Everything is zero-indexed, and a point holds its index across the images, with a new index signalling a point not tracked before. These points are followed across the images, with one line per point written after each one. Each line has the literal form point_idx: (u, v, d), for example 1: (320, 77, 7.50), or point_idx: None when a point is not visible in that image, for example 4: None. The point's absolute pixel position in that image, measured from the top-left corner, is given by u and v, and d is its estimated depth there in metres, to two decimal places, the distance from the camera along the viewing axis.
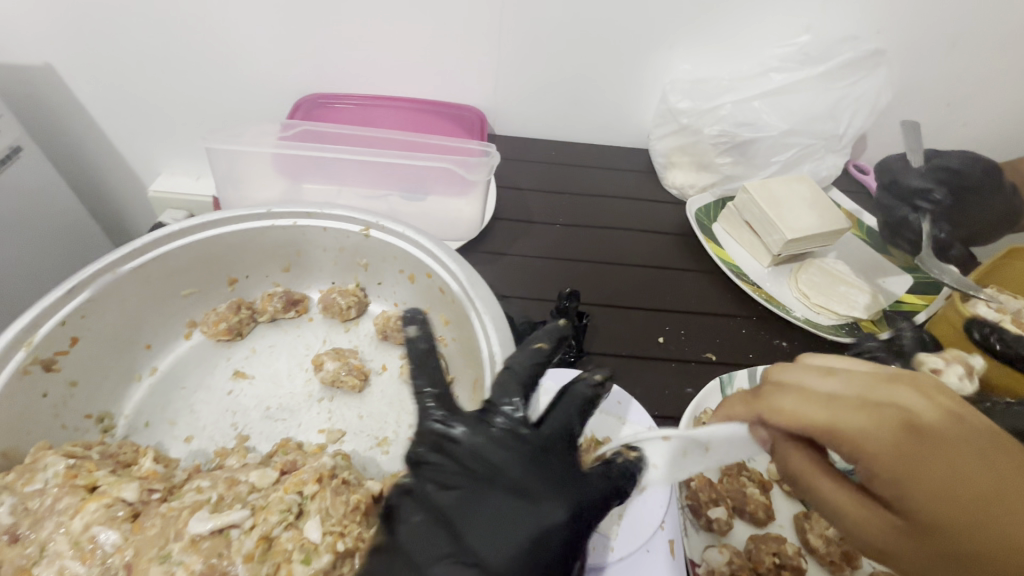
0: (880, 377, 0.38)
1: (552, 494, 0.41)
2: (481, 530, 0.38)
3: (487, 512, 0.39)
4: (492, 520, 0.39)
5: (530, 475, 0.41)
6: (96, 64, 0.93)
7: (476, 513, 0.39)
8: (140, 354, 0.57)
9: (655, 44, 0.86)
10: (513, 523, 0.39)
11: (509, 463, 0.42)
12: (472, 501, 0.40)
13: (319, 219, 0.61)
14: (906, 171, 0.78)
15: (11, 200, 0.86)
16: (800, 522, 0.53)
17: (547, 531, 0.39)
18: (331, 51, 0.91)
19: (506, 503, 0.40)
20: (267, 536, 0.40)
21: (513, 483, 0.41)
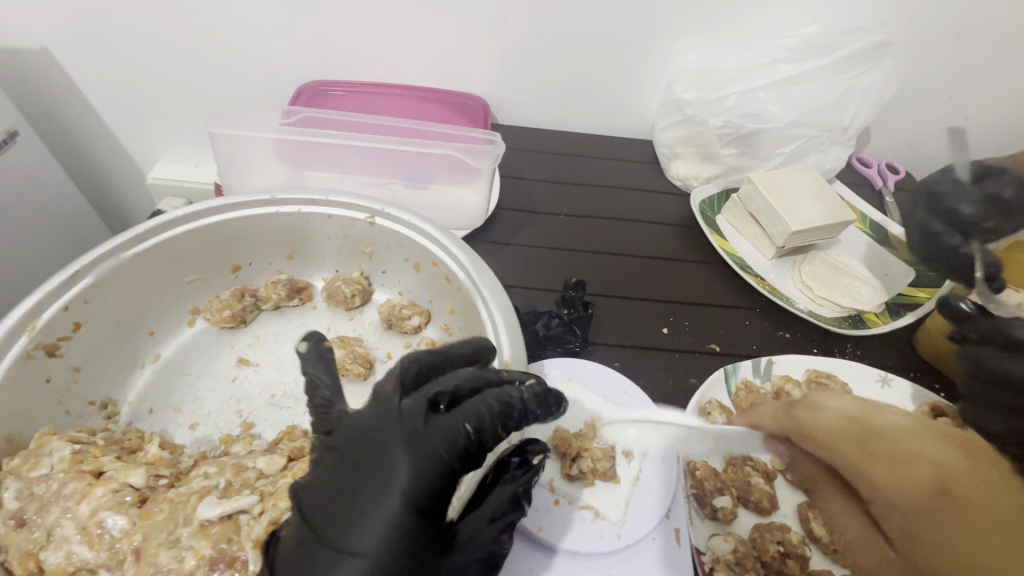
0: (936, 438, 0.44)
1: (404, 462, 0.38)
2: (340, 514, 0.37)
3: (338, 492, 0.38)
4: (355, 500, 0.38)
5: (383, 447, 0.39)
6: (91, 47, 0.91)
7: (338, 496, 0.38)
8: (142, 341, 0.57)
9: (661, 33, 0.86)
10: (368, 499, 0.37)
11: (364, 440, 0.40)
12: (333, 480, 0.39)
13: (323, 207, 0.60)
14: (957, 195, 0.69)
15: (8, 186, 0.85)
16: (805, 512, 0.54)
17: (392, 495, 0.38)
18: (333, 36, 0.90)
19: (360, 482, 0.38)
20: (277, 521, 0.40)
21: (361, 459, 0.39)
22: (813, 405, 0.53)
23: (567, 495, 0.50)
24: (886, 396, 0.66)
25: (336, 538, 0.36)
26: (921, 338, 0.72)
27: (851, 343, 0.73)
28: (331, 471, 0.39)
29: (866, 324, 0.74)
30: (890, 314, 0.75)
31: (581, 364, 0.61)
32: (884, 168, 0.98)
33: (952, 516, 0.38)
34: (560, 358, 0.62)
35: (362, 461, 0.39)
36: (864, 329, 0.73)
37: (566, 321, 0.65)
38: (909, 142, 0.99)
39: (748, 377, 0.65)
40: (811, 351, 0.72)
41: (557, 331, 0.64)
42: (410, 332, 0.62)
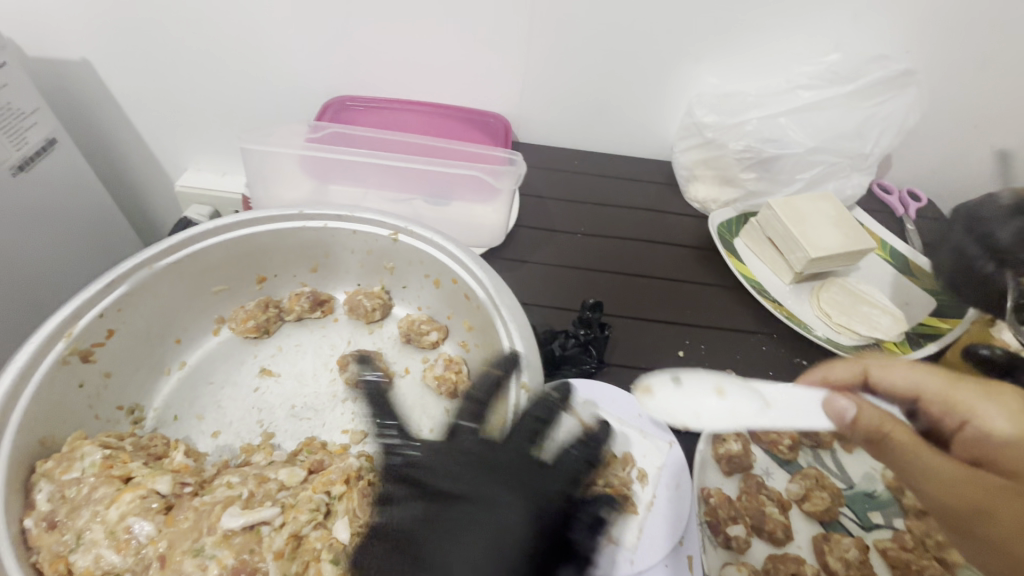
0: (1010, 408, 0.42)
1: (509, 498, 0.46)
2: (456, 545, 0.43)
3: (448, 533, 0.44)
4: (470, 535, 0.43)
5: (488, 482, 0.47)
6: (129, 59, 0.94)
7: (453, 532, 0.44)
8: (169, 349, 0.58)
9: (682, 57, 0.87)
10: (478, 530, 0.44)
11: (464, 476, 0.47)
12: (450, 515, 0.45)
13: (349, 223, 0.62)
14: (999, 219, 0.62)
15: (45, 193, 0.88)
16: (819, 544, 0.53)
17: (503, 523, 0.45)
18: (361, 55, 0.92)
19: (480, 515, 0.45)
20: (297, 534, 0.42)
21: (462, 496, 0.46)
22: (867, 362, 0.50)
23: None
24: None
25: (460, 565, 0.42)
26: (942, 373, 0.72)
27: None
28: (433, 504, 0.46)
29: (885, 355, 0.73)
30: (910, 344, 0.74)
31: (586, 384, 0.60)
32: (905, 196, 0.97)
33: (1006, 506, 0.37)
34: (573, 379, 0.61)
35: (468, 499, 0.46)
36: (884, 360, 0.73)
37: (582, 342, 0.65)
38: (931, 169, 0.98)
39: None
40: None
41: (573, 352, 0.65)
42: (428, 348, 0.63)
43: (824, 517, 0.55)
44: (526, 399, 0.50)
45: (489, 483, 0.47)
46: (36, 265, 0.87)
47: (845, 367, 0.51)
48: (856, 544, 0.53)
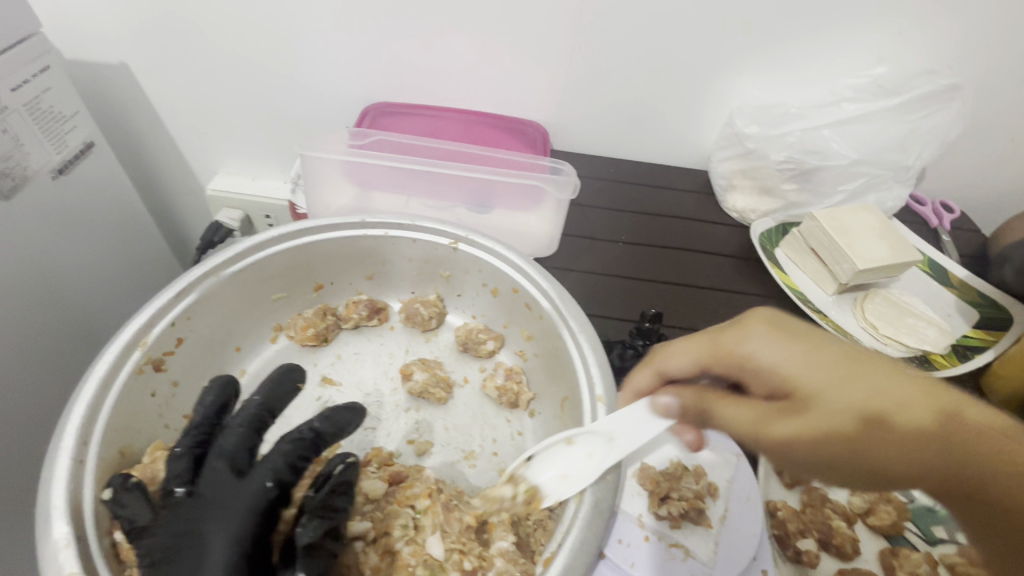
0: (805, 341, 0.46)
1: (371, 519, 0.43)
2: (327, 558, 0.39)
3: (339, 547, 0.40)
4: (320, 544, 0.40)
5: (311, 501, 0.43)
6: (167, 62, 0.94)
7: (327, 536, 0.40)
8: (230, 356, 0.58)
9: (724, 68, 0.87)
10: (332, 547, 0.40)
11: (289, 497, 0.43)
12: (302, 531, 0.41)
13: (410, 231, 0.62)
14: None
15: (83, 195, 0.88)
16: (888, 559, 0.53)
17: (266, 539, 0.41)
18: (402, 62, 0.92)
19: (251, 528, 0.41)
20: (389, 550, 0.45)
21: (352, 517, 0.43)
22: (653, 363, 0.51)
23: (655, 531, 0.49)
24: None
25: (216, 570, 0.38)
26: (991, 383, 0.71)
27: None
28: (196, 516, 0.41)
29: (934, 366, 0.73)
30: (957, 357, 0.75)
31: None
32: (940, 207, 0.98)
33: (908, 412, 0.43)
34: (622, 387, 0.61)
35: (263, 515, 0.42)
36: (933, 371, 0.73)
37: (642, 352, 0.64)
38: (966, 182, 0.99)
39: None
40: None
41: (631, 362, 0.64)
42: (485, 357, 0.63)
43: (890, 532, 0.55)
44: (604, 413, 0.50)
45: (205, 511, 0.41)
46: (74, 270, 0.87)
47: (639, 378, 0.51)
48: (926, 559, 0.52)
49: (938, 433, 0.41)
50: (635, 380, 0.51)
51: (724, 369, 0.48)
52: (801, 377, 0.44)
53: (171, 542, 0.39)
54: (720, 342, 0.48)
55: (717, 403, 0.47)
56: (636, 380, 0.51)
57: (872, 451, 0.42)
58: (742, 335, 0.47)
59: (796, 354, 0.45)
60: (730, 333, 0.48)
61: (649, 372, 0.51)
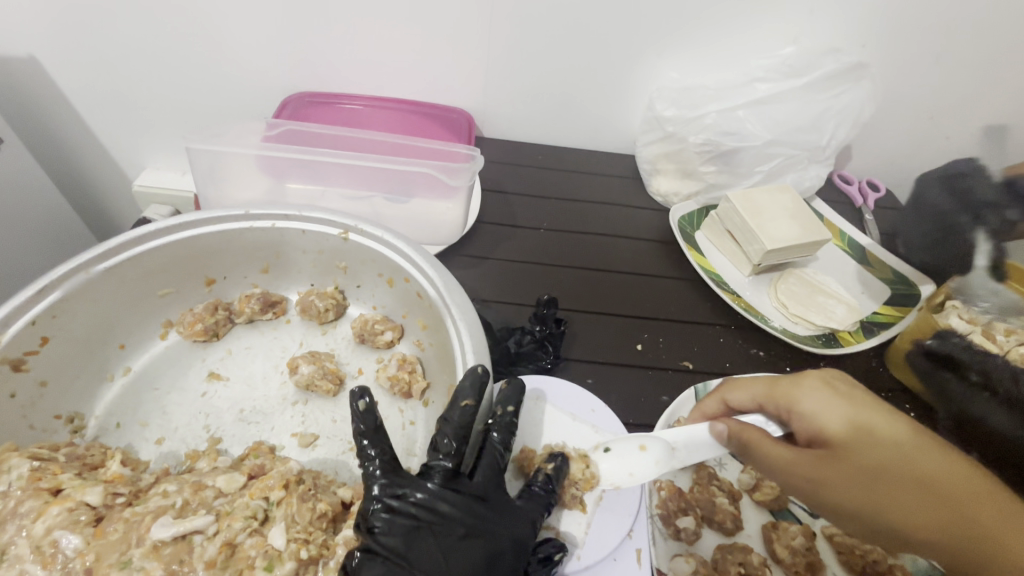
0: (839, 394, 0.48)
1: (494, 525, 0.44)
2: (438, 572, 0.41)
3: (446, 558, 0.41)
4: (446, 559, 0.41)
5: (484, 516, 0.44)
6: (78, 55, 0.91)
7: (428, 554, 0.41)
8: (112, 355, 0.57)
9: (643, 51, 0.86)
10: (466, 559, 0.42)
11: (460, 508, 0.44)
12: (422, 548, 0.42)
13: (298, 222, 0.61)
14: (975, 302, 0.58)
15: None
16: (767, 532, 0.54)
17: (500, 562, 0.43)
18: (318, 50, 0.90)
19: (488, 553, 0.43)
20: (230, 542, 0.41)
21: (470, 526, 0.43)
22: (722, 393, 0.55)
23: None
24: None
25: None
26: (893, 357, 0.72)
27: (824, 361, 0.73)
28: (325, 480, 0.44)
29: (839, 344, 0.75)
30: (864, 333, 0.76)
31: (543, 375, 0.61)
32: (864, 186, 0.99)
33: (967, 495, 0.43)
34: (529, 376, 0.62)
35: (479, 535, 0.43)
36: (837, 348, 0.74)
37: (538, 338, 0.66)
38: (887, 160, 1.00)
39: None
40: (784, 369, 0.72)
41: (529, 349, 0.66)
42: (382, 348, 0.63)
43: (773, 506, 0.56)
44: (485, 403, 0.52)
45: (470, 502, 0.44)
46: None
47: (706, 404, 0.57)
48: (802, 531, 0.54)
49: (967, 502, 0.43)
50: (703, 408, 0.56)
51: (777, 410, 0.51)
52: (840, 431, 0.46)
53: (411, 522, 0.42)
54: (777, 387, 0.51)
55: (757, 436, 0.48)
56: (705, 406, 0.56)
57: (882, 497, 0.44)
58: (797, 385, 0.50)
59: (841, 407, 0.47)
60: (784, 382, 0.51)
61: (717, 400, 0.56)
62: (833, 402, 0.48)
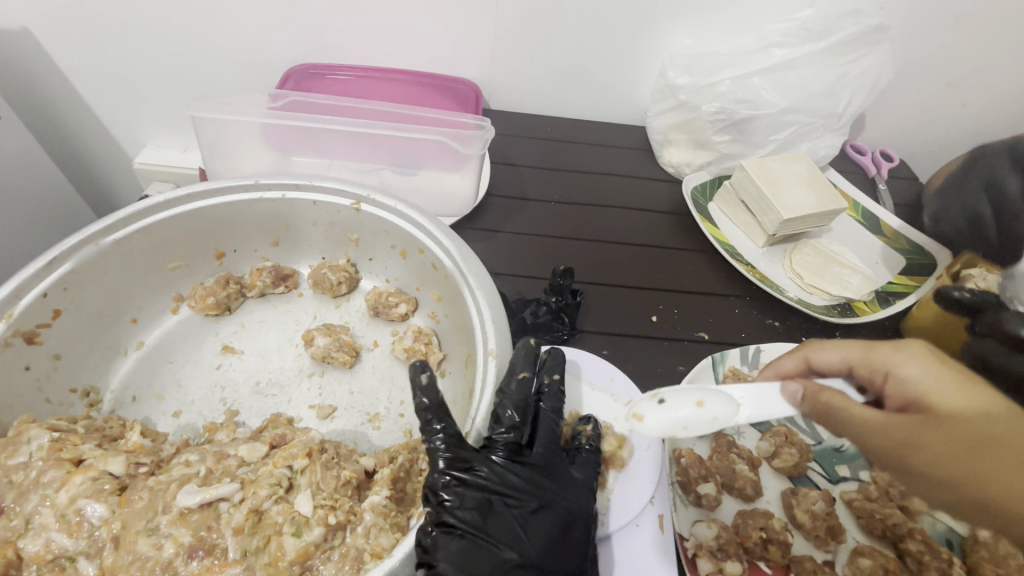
0: (937, 363, 0.46)
1: (567, 494, 0.46)
2: (518, 541, 0.42)
3: (519, 526, 0.42)
4: (524, 530, 0.42)
5: (549, 485, 0.46)
6: (70, 25, 0.87)
7: (503, 527, 0.42)
8: (125, 329, 0.58)
9: (656, 16, 0.84)
10: (541, 527, 0.43)
11: (531, 480, 0.45)
12: (497, 520, 0.42)
13: (309, 193, 0.60)
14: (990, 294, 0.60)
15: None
16: (788, 498, 0.54)
17: (575, 524, 0.45)
18: (321, 19, 0.87)
19: (557, 516, 0.44)
20: (256, 509, 0.41)
21: (543, 496, 0.45)
22: (804, 351, 0.51)
23: None
24: None
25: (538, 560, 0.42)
26: (908, 325, 0.72)
27: (839, 331, 0.73)
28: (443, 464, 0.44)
29: (855, 313, 0.74)
30: (879, 303, 0.75)
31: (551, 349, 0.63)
32: (878, 156, 0.97)
33: None
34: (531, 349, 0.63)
35: (550, 502, 0.45)
36: (854, 318, 0.73)
37: (554, 309, 0.66)
38: (902, 128, 0.98)
39: (737, 364, 0.65)
40: (800, 339, 0.72)
41: (545, 320, 0.65)
42: (397, 321, 0.63)
43: (793, 472, 0.57)
44: (495, 368, 0.49)
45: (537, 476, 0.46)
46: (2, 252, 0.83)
47: (788, 361, 0.52)
48: (824, 496, 0.54)
49: None
50: (787, 366, 0.52)
51: (868, 375, 0.48)
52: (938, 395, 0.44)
53: (477, 503, 0.42)
54: (871, 349, 0.48)
55: (836, 394, 0.44)
56: (783, 362, 0.52)
57: (974, 465, 0.41)
58: (897, 350, 0.47)
59: (944, 378, 0.45)
60: (881, 346, 0.48)
61: (800, 358, 0.51)
62: (932, 370, 0.45)
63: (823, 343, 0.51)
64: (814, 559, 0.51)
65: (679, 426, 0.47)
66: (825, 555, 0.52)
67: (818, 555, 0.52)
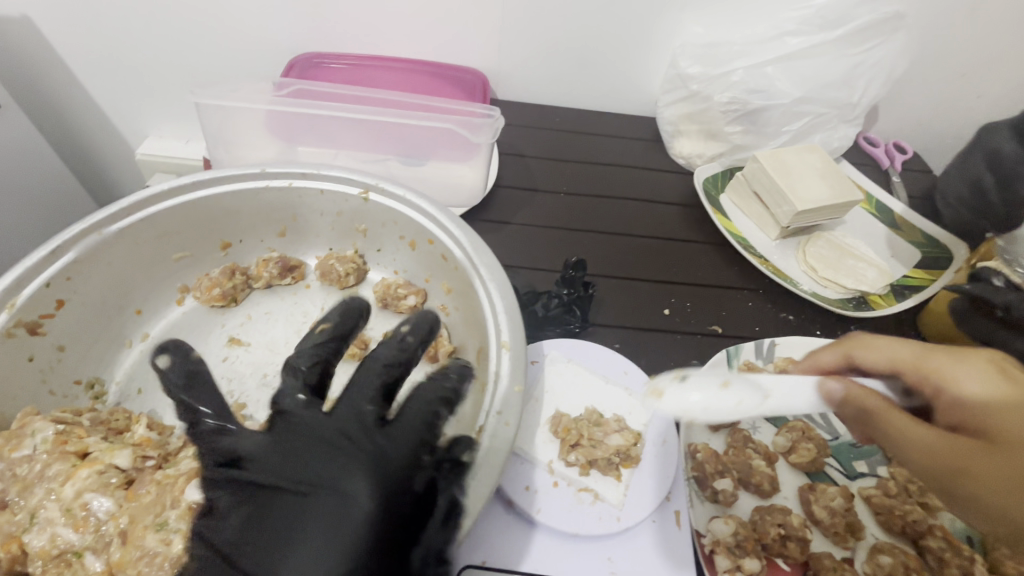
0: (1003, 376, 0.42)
1: (344, 473, 0.39)
2: (279, 541, 0.36)
3: (284, 519, 0.37)
4: (294, 526, 0.37)
5: (329, 463, 0.39)
6: (71, 13, 0.86)
7: (266, 523, 0.37)
8: (130, 320, 0.57)
9: (668, 4, 0.82)
10: (316, 517, 0.37)
11: (302, 463, 0.39)
12: (258, 514, 0.38)
13: (316, 182, 0.59)
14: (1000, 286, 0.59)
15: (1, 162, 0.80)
16: (805, 494, 0.54)
17: (358, 506, 0.38)
18: (326, 7, 0.86)
19: (338, 503, 0.38)
20: None
21: (312, 480, 0.39)
22: (846, 346, 0.48)
23: (566, 477, 0.51)
24: None
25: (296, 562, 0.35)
26: (925, 321, 0.71)
27: (855, 325, 0.72)
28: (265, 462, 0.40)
29: (871, 307, 0.73)
30: (894, 297, 0.74)
31: (564, 342, 0.62)
32: (891, 148, 0.96)
33: None
34: (537, 340, 0.62)
35: (323, 486, 0.38)
36: (869, 311, 0.72)
37: (566, 302, 0.64)
38: (917, 119, 0.97)
39: (751, 358, 0.63)
40: (814, 333, 0.71)
41: (556, 313, 0.64)
42: (406, 313, 0.62)
43: (810, 468, 0.56)
44: (508, 360, 0.48)
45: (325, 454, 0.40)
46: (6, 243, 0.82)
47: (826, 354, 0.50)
48: (842, 493, 0.53)
49: None
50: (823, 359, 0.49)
51: (917, 381, 0.45)
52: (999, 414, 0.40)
53: (247, 498, 0.39)
54: (923, 355, 0.45)
55: (885, 411, 0.42)
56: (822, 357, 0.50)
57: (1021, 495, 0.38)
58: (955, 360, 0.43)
59: (1012, 395, 0.41)
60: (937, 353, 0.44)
61: (840, 354, 0.49)
62: (994, 385, 0.41)
63: (870, 341, 0.48)
64: (834, 557, 0.50)
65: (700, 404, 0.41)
66: (843, 552, 0.51)
67: (837, 552, 0.51)
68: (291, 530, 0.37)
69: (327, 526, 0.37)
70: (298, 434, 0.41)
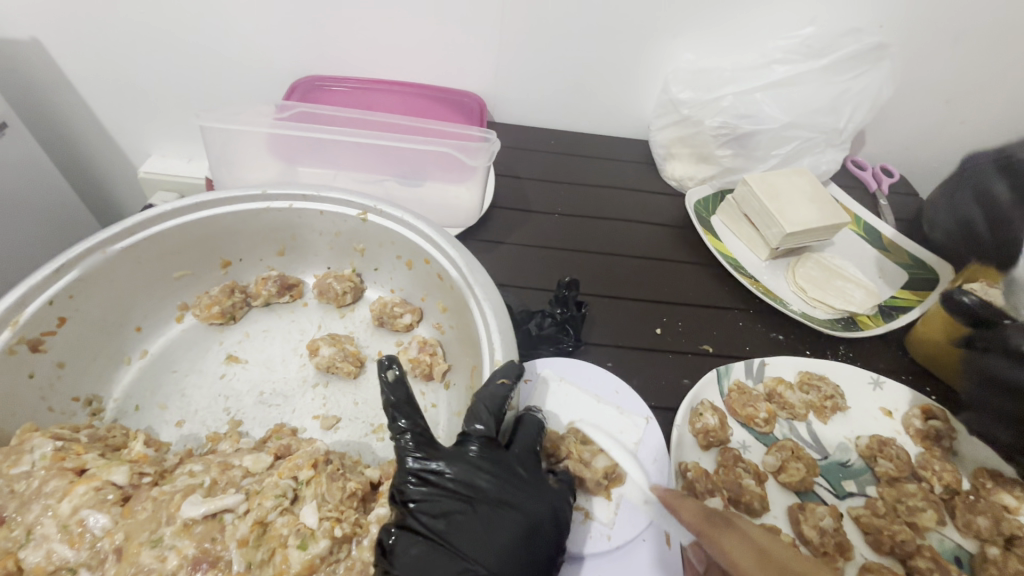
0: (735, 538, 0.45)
1: (527, 498, 0.44)
2: (475, 544, 0.40)
3: (477, 526, 0.41)
4: (488, 534, 0.41)
5: (513, 488, 0.44)
6: (81, 36, 0.88)
7: (464, 526, 0.41)
8: (129, 337, 0.57)
9: (660, 32, 0.85)
10: (504, 529, 0.41)
11: (491, 481, 0.43)
12: (460, 518, 0.41)
13: (315, 203, 0.61)
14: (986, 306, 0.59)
15: (7, 179, 0.82)
16: (795, 514, 0.55)
17: (541, 530, 0.42)
18: (329, 33, 0.88)
19: (524, 518, 0.42)
20: (261, 521, 0.41)
21: (501, 498, 0.43)
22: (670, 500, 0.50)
23: None
24: (877, 398, 0.66)
25: (499, 560, 0.40)
26: (911, 341, 0.72)
27: (843, 345, 0.73)
28: (465, 475, 0.43)
29: (858, 327, 0.74)
30: (882, 317, 0.75)
31: (557, 360, 0.63)
32: (878, 171, 0.98)
33: None
34: (533, 359, 0.63)
35: (513, 507, 0.43)
36: (857, 331, 0.73)
37: (559, 321, 0.66)
38: (903, 143, 0.99)
39: (741, 378, 0.65)
40: (803, 352, 0.72)
41: (550, 331, 0.66)
42: (402, 331, 0.63)
43: (799, 487, 0.57)
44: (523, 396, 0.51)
45: (510, 473, 0.45)
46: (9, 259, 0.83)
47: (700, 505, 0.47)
48: (831, 512, 0.54)
49: None
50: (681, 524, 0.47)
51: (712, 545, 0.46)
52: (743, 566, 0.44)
53: (445, 507, 0.42)
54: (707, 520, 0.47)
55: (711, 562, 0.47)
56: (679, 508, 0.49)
57: None
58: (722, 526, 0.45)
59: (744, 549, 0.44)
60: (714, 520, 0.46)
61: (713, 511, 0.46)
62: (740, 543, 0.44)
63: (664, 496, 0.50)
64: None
65: (621, 430, 0.57)
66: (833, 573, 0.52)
67: None
68: (495, 534, 0.41)
69: (529, 536, 0.42)
70: (498, 457, 0.45)
